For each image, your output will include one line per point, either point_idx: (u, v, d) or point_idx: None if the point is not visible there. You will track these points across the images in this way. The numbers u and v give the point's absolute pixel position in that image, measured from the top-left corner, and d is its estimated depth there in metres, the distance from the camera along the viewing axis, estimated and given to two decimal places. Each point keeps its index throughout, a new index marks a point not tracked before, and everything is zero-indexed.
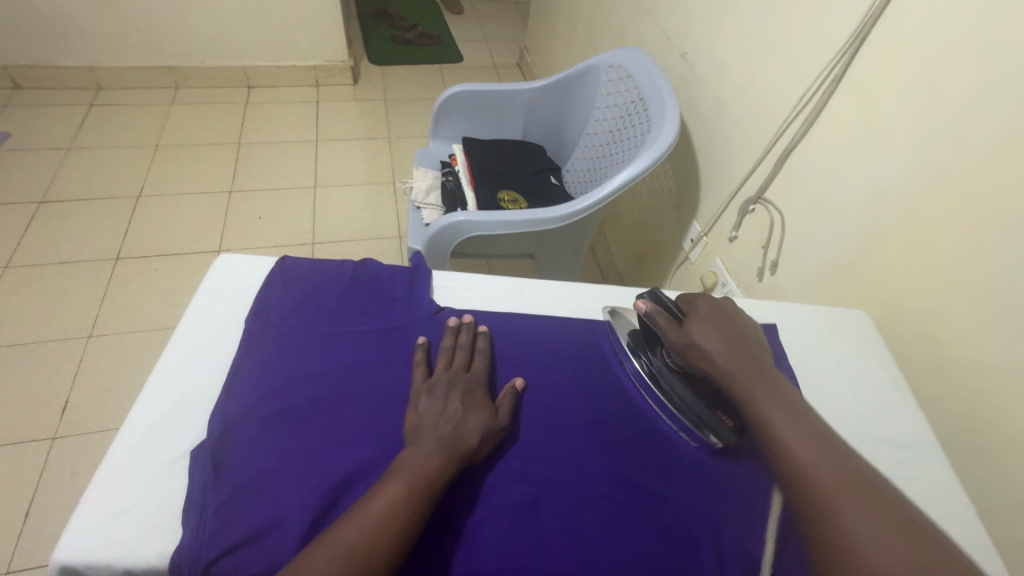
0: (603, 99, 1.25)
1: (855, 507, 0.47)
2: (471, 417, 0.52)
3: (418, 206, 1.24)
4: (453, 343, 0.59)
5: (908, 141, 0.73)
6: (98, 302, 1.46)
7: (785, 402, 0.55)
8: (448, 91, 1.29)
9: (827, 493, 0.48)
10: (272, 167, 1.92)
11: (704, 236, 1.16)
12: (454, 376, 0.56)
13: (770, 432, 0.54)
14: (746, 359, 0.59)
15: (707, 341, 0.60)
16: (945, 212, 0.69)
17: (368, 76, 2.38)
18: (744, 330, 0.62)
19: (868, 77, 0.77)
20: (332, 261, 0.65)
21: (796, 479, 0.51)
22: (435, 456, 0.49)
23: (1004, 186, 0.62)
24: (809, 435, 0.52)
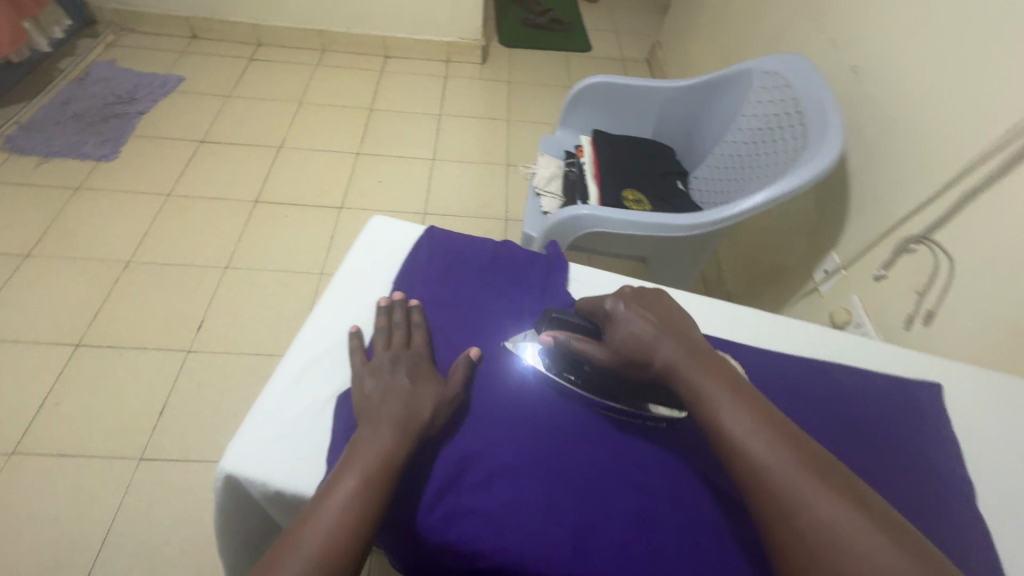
0: (751, 107, 1.17)
1: (815, 489, 0.41)
2: (417, 393, 0.50)
3: (538, 192, 1.25)
4: (387, 323, 0.57)
5: None
6: (236, 239, 1.62)
7: (725, 376, 0.49)
8: (584, 82, 1.28)
9: (783, 477, 0.43)
10: (397, 135, 2.02)
11: (843, 269, 1.06)
12: (397, 354, 0.54)
13: (711, 421, 0.47)
14: (682, 340, 0.52)
15: (638, 329, 0.53)
16: None
17: (496, 57, 2.42)
18: (673, 308, 0.56)
19: None
20: (474, 239, 0.67)
21: (744, 473, 0.44)
22: (391, 440, 0.47)
23: None
24: (758, 423, 0.46)
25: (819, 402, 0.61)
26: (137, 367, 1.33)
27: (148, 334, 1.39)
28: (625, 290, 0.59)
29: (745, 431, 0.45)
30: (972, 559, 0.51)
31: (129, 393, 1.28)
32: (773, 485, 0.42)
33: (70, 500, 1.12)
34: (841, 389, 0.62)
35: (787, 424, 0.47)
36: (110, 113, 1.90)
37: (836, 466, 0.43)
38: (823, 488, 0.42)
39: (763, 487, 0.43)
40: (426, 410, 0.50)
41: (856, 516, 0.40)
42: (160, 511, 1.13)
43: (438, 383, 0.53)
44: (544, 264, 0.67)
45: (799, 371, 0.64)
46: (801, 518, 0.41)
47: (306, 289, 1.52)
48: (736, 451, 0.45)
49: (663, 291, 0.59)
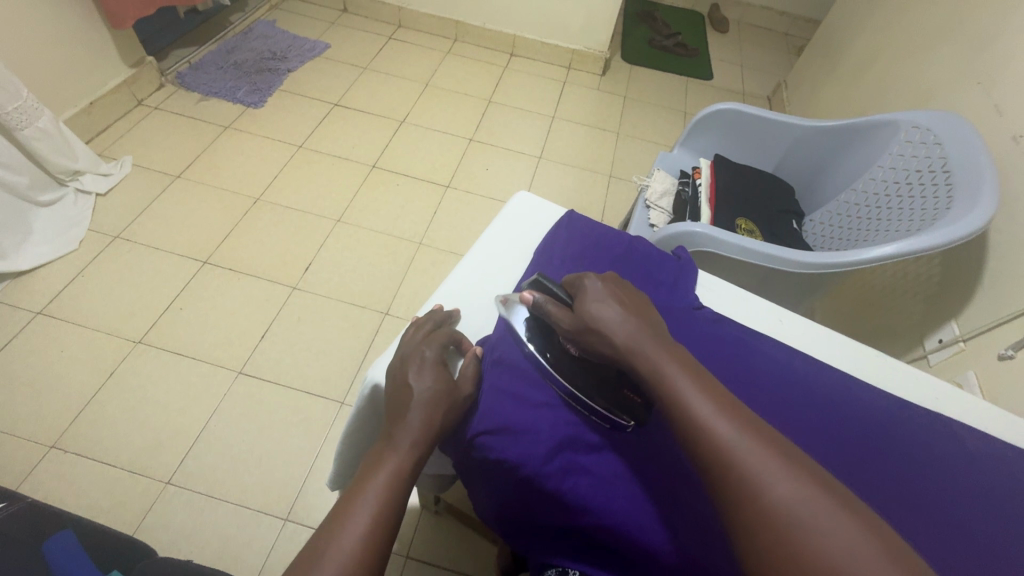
0: (890, 159, 1.13)
1: (777, 470, 0.42)
2: (418, 386, 0.53)
3: (648, 205, 1.28)
4: (430, 319, 0.61)
5: None
6: (351, 197, 1.75)
7: (688, 362, 0.50)
8: (714, 106, 1.28)
9: (747, 460, 0.43)
10: (510, 129, 2.10)
11: (960, 341, 1.01)
12: (415, 350, 0.57)
13: (672, 403, 0.48)
14: (644, 327, 0.53)
15: (604, 310, 0.54)
16: None
17: (616, 71, 2.45)
18: (639, 300, 0.57)
19: None
20: (611, 229, 0.71)
21: (708, 455, 0.45)
22: (406, 438, 0.51)
23: None
24: (721, 409, 0.46)
25: (937, 456, 0.58)
26: (250, 293, 1.47)
27: (263, 265, 1.53)
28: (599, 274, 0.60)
29: (713, 418, 0.46)
30: None
31: (239, 313, 1.42)
32: (736, 465, 0.43)
33: (177, 394, 1.26)
34: (961, 449, 0.60)
35: (744, 409, 0.48)
36: (264, 67, 2.11)
37: (794, 449, 0.44)
38: (783, 468, 0.43)
39: (724, 466, 0.44)
40: (435, 409, 0.53)
41: (819, 503, 0.40)
42: (248, 421, 1.24)
43: (445, 377, 0.55)
44: (675, 265, 0.69)
45: (923, 421, 0.62)
46: (766, 506, 0.41)
47: (403, 255, 1.62)
48: (699, 434, 0.46)
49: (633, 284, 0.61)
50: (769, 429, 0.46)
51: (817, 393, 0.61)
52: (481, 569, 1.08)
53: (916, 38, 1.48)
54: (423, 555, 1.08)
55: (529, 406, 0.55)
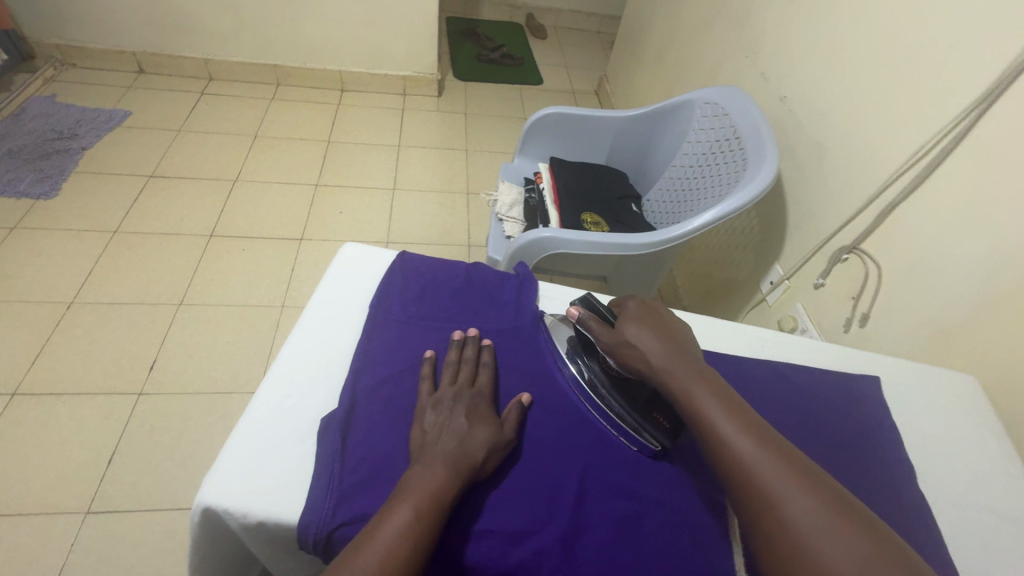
0: (695, 134, 1.26)
1: (793, 487, 0.44)
2: (471, 438, 0.50)
3: (501, 218, 1.29)
4: (458, 361, 0.56)
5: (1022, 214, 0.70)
6: (190, 274, 1.57)
7: (714, 384, 0.52)
8: (539, 113, 1.34)
9: (759, 471, 0.45)
10: (357, 166, 2.03)
11: (786, 280, 1.14)
12: (459, 392, 0.53)
13: (699, 422, 0.51)
14: (680, 350, 0.56)
15: (640, 334, 0.57)
16: None
17: (452, 90, 2.49)
18: (677, 327, 0.59)
19: (980, 147, 0.76)
20: (446, 262, 0.68)
21: (723, 465, 0.47)
22: (443, 471, 0.47)
23: None
24: (746, 426, 0.48)
25: (774, 400, 0.64)
26: (83, 414, 1.25)
27: (94, 377, 1.31)
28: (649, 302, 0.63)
29: (731, 431, 0.48)
30: (914, 531, 0.55)
31: (74, 441, 1.20)
32: (755, 479, 0.45)
33: (5, 565, 1.03)
34: (792, 387, 0.66)
35: (770, 432, 0.49)
36: (50, 149, 1.82)
37: (814, 469, 0.46)
38: (802, 487, 0.44)
39: (747, 482, 0.45)
40: (480, 453, 0.49)
41: (818, 511, 0.42)
42: (110, 568, 1.05)
43: (493, 424, 0.52)
44: (515, 283, 0.68)
45: (757, 371, 0.67)
46: (763, 494, 0.44)
47: (265, 323, 1.49)
48: (722, 451, 0.48)
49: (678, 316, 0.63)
50: (791, 449, 0.48)
51: None
52: None
53: (695, 23, 1.68)
54: None
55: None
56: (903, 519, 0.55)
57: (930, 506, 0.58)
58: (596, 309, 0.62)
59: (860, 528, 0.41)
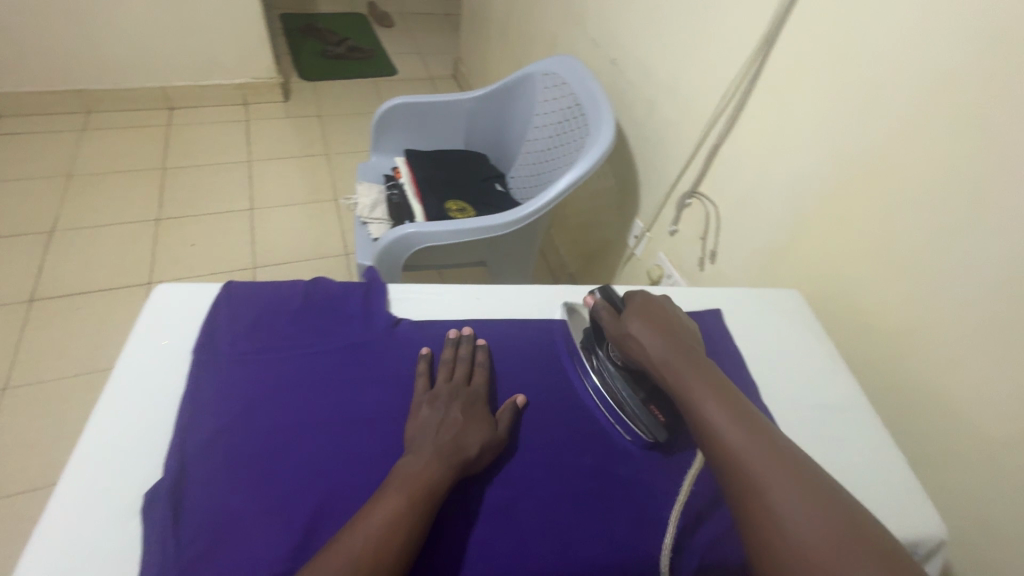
0: (541, 106, 1.28)
1: (778, 479, 0.47)
2: (471, 434, 0.51)
3: (364, 221, 1.22)
4: (452, 359, 0.58)
5: (810, 140, 0.79)
6: (13, 350, 1.33)
7: (710, 376, 0.54)
8: (385, 106, 1.29)
9: (750, 466, 0.48)
10: (204, 190, 1.83)
11: (647, 232, 1.21)
12: (455, 389, 0.54)
13: (696, 417, 0.53)
14: (676, 341, 0.58)
15: (642, 330, 0.59)
16: (846, 194, 0.75)
17: (300, 92, 2.32)
18: (676, 320, 0.61)
19: (770, 85, 0.84)
20: (281, 285, 0.62)
21: (716, 456, 0.50)
22: (433, 464, 0.48)
23: (888, 174, 0.70)
24: (739, 418, 0.51)
25: None
26: None
27: None
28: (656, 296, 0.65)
29: (727, 428, 0.50)
30: None
31: None
32: (746, 469, 0.48)
33: None
34: None
35: (767, 427, 0.51)
36: None
37: (807, 461, 0.48)
38: (792, 478, 0.46)
39: (738, 473, 0.48)
40: (474, 449, 0.50)
41: (802, 508, 0.45)
42: None
43: (487, 424, 0.53)
44: (361, 293, 0.63)
45: None
46: (751, 488, 0.47)
47: None
48: (715, 443, 0.50)
49: (683, 312, 0.65)
50: (786, 444, 0.50)
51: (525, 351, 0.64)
52: None
53: None
54: None
55: (290, 518, 0.45)
56: None
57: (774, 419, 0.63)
58: (614, 301, 0.64)
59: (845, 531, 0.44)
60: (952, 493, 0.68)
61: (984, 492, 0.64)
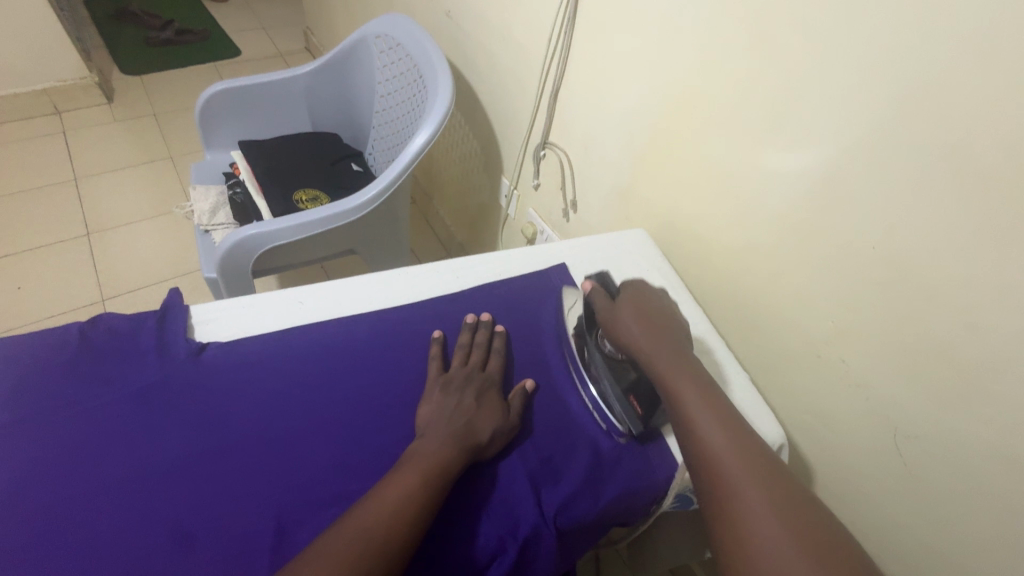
0: (381, 72, 1.18)
1: (751, 484, 0.44)
2: (482, 416, 0.52)
3: (206, 229, 1.10)
4: (466, 344, 0.58)
5: (633, 75, 0.78)
6: None
7: (697, 380, 0.53)
8: (204, 95, 1.14)
9: (705, 439, 0.49)
10: (21, 222, 1.56)
11: (514, 190, 1.17)
12: (471, 374, 0.55)
13: (680, 413, 0.51)
14: (670, 342, 0.57)
15: (626, 324, 0.58)
16: (670, 127, 0.76)
17: (126, 91, 2.02)
18: (671, 318, 0.60)
19: (589, 22, 0.82)
20: (49, 334, 0.52)
21: (694, 454, 0.48)
22: (445, 446, 0.49)
23: (701, 100, 0.70)
24: (724, 423, 0.49)
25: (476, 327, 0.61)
26: None
27: None
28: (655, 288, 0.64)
29: (692, 403, 0.51)
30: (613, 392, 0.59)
31: None
32: (720, 472, 0.46)
33: None
34: (490, 304, 0.63)
35: (758, 442, 0.48)
36: None
37: (789, 478, 0.45)
38: (766, 487, 0.44)
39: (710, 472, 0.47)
40: (486, 433, 0.51)
41: (744, 471, 0.45)
42: None
43: (500, 409, 0.54)
44: (154, 323, 0.54)
45: (457, 302, 0.63)
46: (705, 461, 0.47)
47: None
48: (694, 442, 0.49)
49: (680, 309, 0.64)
50: (775, 462, 0.47)
51: (357, 347, 0.57)
52: None
53: None
54: None
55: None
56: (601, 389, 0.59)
57: None
58: (608, 287, 0.63)
59: (785, 498, 0.44)
60: (796, 396, 0.72)
61: (821, 390, 0.68)
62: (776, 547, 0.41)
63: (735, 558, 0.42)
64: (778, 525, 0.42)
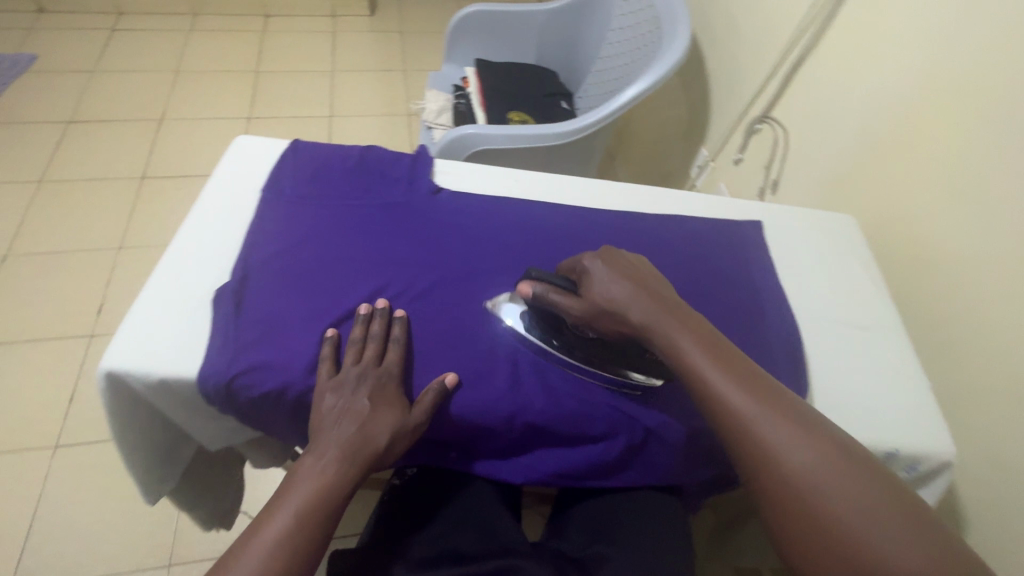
0: (618, 21, 1.23)
1: (792, 444, 0.44)
2: (376, 422, 0.48)
3: (429, 125, 1.27)
4: (357, 339, 0.52)
5: (901, 56, 0.72)
6: (128, 215, 1.53)
7: (707, 340, 0.49)
8: (461, 13, 1.30)
9: (720, 392, 0.47)
10: (289, 95, 1.94)
11: (711, 162, 1.16)
12: (364, 373, 0.50)
13: (699, 386, 0.48)
14: (653, 298, 0.52)
15: (611, 292, 0.52)
16: (927, 119, 0.69)
17: (385, 8, 2.34)
18: (639, 268, 0.55)
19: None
20: (340, 147, 0.68)
21: (725, 427, 0.46)
22: (335, 462, 0.46)
23: (983, 92, 0.62)
24: (744, 385, 0.47)
25: (658, 247, 0.64)
26: (36, 356, 1.26)
27: (42, 322, 1.31)
28: (601, 249, 0.57)
29: (697, 357, 0.48)
30: (778, 342, 0.59)
31: (33, 377, 1.23)
32: (755, 441, 0.44)
33: None
34: (678, 233, 0.66)
35: (788, 397, 0.47)
36: None
37: (823, 423, 0.45)
38: (803, 438, 0.44)
39: (745, 440, 0.45)
40: (380, 442, 0.48)
41: (762, 409, 0.45)
42: (85, 490, 1.10)
43: (399, 411, 0.50)
44: (409, 162, 0.67)
45: (645, 221, 0.67)
46: (729, 412, 0.46)
47: None
48: (720, 411, 0.47)
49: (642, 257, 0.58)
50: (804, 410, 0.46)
51: (554, 228, 0.64)
52: None
53: None
54: None
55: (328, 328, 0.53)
56: (766, 336, 0.59)
57: (795, 325, 0.62)
58: (549, 280, 0.54)
59: (802, 421, 0.45)
60: (975, 439, 0.64)
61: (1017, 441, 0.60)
62: (814, 467, 0.42)
63: (787, 495, 0.43)
64: (807, 451, 0.43)
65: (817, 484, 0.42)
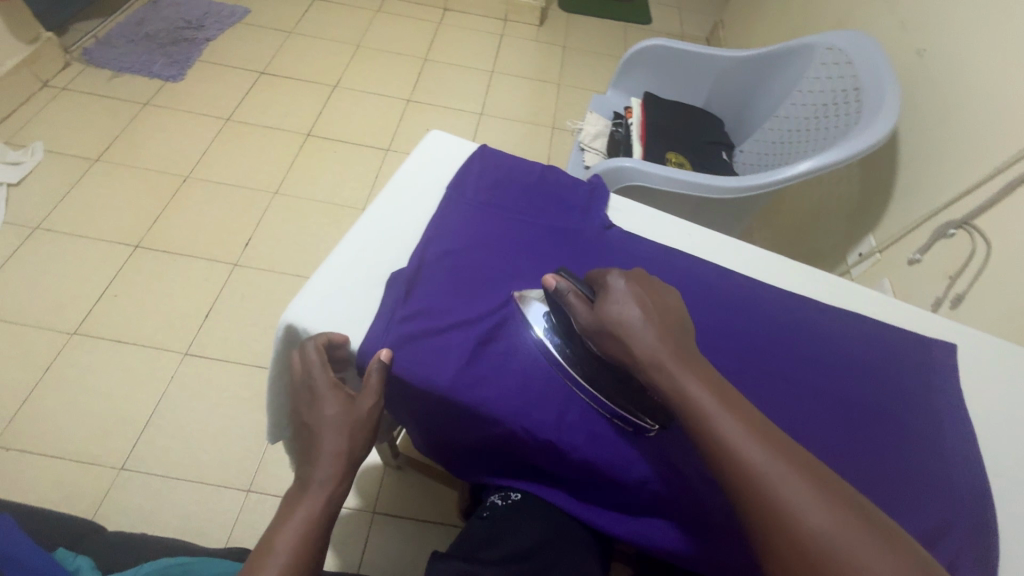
0: (808, 83, 1.16)
1: (811, 502, 0.38)
2: (334, 422, 0.49)
3: (583, 147, 1.28)
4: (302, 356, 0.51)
5: None
6: (287, 165, 1.69)
7: (712, 380, 0.44)
8: (641, 44, 1.28)
9: (729, 438, 0.41)
10: (448, 86, 2.05)
11: (877, 253, 1.07)
12: (312, 389, 0.50)
13: (706, 433, 0.42)
14: (663, 330, 0.47)
15: (626, 312, 0.47)
16: None
17: (554, 21, 2.40)
18: (665, 298, 0.50)
19: None
20: (523, 161, 0.70)
21: (730, 478, 0.40)
22: (321, 477, 0.47)
23: None
24: (755, 431, 0.41)
25: (831, 345, 0.59)
26: (189, 271, 1.42)
27: (200, 242, 1.48)
28: (634, 269, 0.53)
29: (703, 398, 0.43)
30: (958, 487, 0.51)
31: (182, 288, 1.38)
32: (765, 495, 0.39)
33: (123, 379, 1.23)
34: (855, 333, 0.61)
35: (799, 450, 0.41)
36: (179, 37, 1.98)
37: (833, 478, 0.40)
38: (816, 494, 0.38)
39: (753, 496, 0.39)
40: (348, 437, 0.49)
41: (780, 465, 0.39)
42: (199, 401, 1.22)
43: (350, 405, 0.50)
44: (586, 193, 0.68)
45: (819, 312, 0.62)
46: (744, 468, 0.40)
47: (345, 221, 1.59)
48: (725, 458, 0.41)
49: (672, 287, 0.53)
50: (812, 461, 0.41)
51: (722, 295, 0.61)
52: (447, 515, 1.10)
53: None
54: (397, 508, 1.10)
55: (484, 338, 0.54)
56: (944, 476, 0.52)
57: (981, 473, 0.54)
58: (573, 285, 0.51)
59: (812, 472, 0.40)
60: None
61: None
62: (835, 535, 0.36)
63: (802, 565, 0.36)
64: (829, 516, 0.37)
65: (839, 555, 0.36)
